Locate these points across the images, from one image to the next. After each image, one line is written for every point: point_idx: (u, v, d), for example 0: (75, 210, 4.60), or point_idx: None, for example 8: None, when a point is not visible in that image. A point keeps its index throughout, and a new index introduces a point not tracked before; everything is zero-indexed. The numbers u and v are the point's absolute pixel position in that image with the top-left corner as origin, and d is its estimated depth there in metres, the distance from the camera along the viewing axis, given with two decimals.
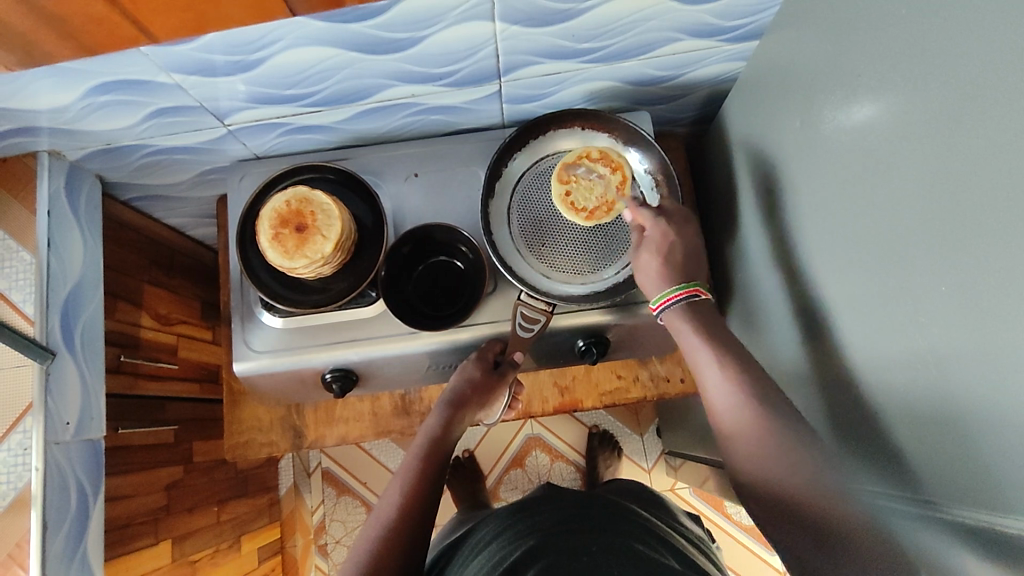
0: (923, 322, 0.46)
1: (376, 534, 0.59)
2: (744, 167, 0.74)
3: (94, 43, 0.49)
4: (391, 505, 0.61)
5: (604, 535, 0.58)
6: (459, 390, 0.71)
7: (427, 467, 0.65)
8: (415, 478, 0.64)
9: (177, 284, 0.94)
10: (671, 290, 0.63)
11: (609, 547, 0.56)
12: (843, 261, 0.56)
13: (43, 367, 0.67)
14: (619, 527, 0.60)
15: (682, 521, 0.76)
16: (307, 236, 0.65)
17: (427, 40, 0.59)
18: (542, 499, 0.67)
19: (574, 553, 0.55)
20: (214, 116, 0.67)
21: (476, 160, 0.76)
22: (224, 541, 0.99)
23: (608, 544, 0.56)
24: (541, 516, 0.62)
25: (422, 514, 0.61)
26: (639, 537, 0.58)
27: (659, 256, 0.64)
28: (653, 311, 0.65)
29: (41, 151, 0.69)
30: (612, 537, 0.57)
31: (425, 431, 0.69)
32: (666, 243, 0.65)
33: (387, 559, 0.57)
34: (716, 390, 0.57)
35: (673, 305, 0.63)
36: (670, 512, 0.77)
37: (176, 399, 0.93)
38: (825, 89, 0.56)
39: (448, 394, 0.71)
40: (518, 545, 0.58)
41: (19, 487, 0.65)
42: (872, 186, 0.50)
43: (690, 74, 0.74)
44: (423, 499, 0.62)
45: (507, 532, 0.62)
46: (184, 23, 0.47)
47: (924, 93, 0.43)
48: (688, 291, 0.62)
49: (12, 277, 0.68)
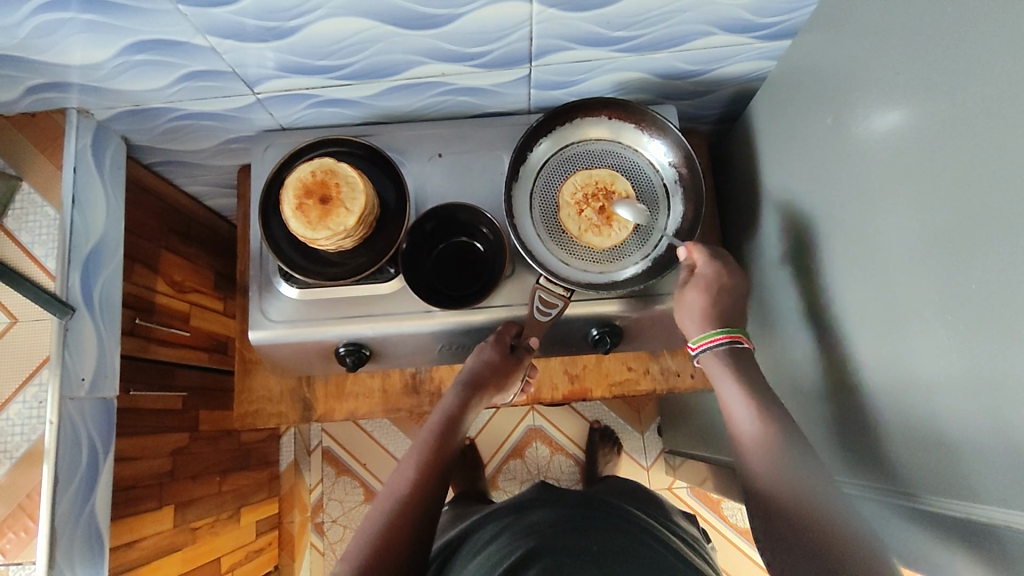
0: (942, 323, 0.46)
1: (386, 507, 0.60)
2: (768, 166, 0.74)
3: None
4: (403, 482, 0.62)
5: (604, 538, 0.59)
6: (476, 370, 0.71)
7: (442, 448, 0.66)
8: (430, 455, 0.64)
9: (193, 252, 0.95)
10: (717, 332, 0.65)
11: (607, 549, 0.56)
12: (864, 262, 0.56)
13: (61, 322, 0.67)
14: (612, 528, 0.61)
15: (677, 519, 0.76)
16: (331, 209, 0.66)
17: (463, 18, 0.59)
18: (542, 499, 0.68)
19: (574, 554, 0.55)
20: (245, 83, 0.67)
21: (501, 144, 0.77)
22: (224, 511, 0.99)
23: (604, 547, 0.57)
24: (544, 515, 0.63)
25: (433, 491, 0.62)
26: (638, 539, 0.60)
27: (706, 295, 0.66)
28: (692, 350, 0.67)
29: (70, 108, 0.69)
30: (613, 541, 0.58)
31: (441, 411, 0.70)
32: (715, 285, 0.67)
33: (397, 531, 0.57)
34: (743, 421, 0.60)
35: (713, 347, 0.65)
36: (664, 511, 0.76)
37: (186, 366, 0.93)
38: (857, 90, 0.56)
39: (465, 375, 0.71)
40: (520, 543, 0.58)
41: (32, 439, 0.65)
42: (897, 186, 0.51)
43: (719, 71, 0.74)
44: (436, 476, 0.63)
45: (506, 532, 0.63)
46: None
47: (958, 95, 0.44)
48: (733, 337, 0.65)
49: (35, 231, 0.69)
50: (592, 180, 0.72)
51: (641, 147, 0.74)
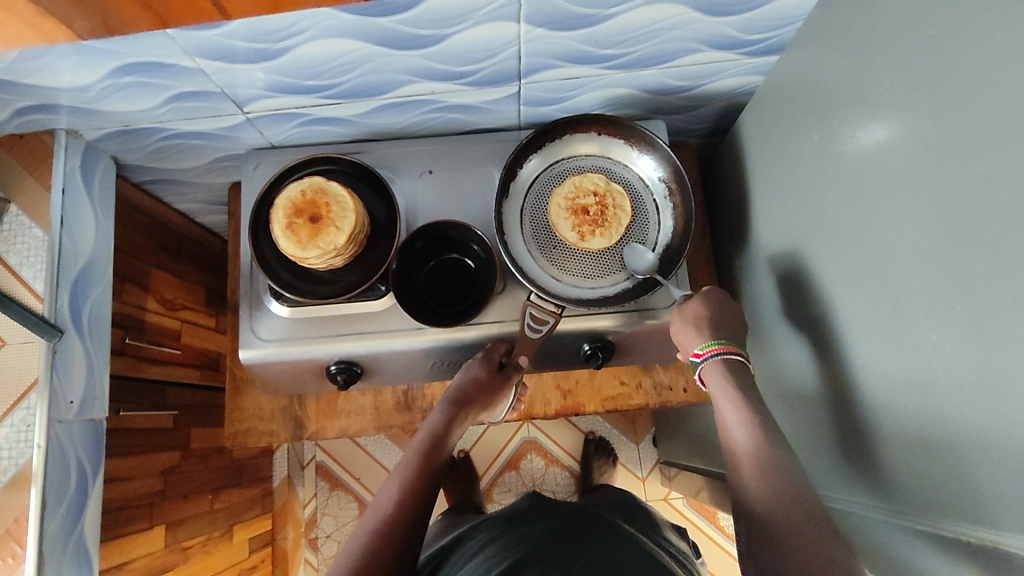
0: (932, 339, 0.47)
1: (370, 526, 0.59)
2: (757, 180, 0.75)
3: (153, 18, 0.47)
4: (389, 500, 0.61)
5: (592, 551, 0.58)
6: (463, 387, 0.70)
7: (427, 465, 0.65)
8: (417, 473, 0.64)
9: (184, 269, 0.94)
10: (705, 345, 0.66)
11: (596, 563, 0.56)
12: (853, 277, 0.57)
13: (50, 344, 0.67)
14: (602, 540, 0.61)
15: (665, 531, 0.76)
16: (321, 227, 0.66)
17: (452, 38, 0.59)
18: (533, 509, 0.68)
19: (563, 567, 0.55)
20: (235, 102, 0.67)
21: (491, 160, 0.77)
22: (216, 529, 0.98)
23: (592, 558, 0.57)
24: (532, 525, 0.63)
25: (418, 510, 0.61)
26: (624, 549, 0.60)
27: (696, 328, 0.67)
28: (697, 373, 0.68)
29: (58, 130, 0.69)
30: (602, 554, 0.58)
31: (427, 428, 0.69)
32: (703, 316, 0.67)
33: (379, 552, 0.57)
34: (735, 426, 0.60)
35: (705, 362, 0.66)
36: (653, 524, 0.75)
37: (177, 384, 0.93)
38: (844, 106, 0.56)
39: (452, 392, 0.71)
40: (509, 554, 0.58)
41: (20, 463, 0.64)
42: (885, 203, 0.51)
43: (707, 86, 0.74)
44: (421, 495, 0.63)
45: (496, 543, 0.62)
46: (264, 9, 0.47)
47: (943, 114, 0.44)
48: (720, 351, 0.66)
49: (23, 253, 0.68)
50: (612, 216, 0.70)
51: (631, 163, 0.74)
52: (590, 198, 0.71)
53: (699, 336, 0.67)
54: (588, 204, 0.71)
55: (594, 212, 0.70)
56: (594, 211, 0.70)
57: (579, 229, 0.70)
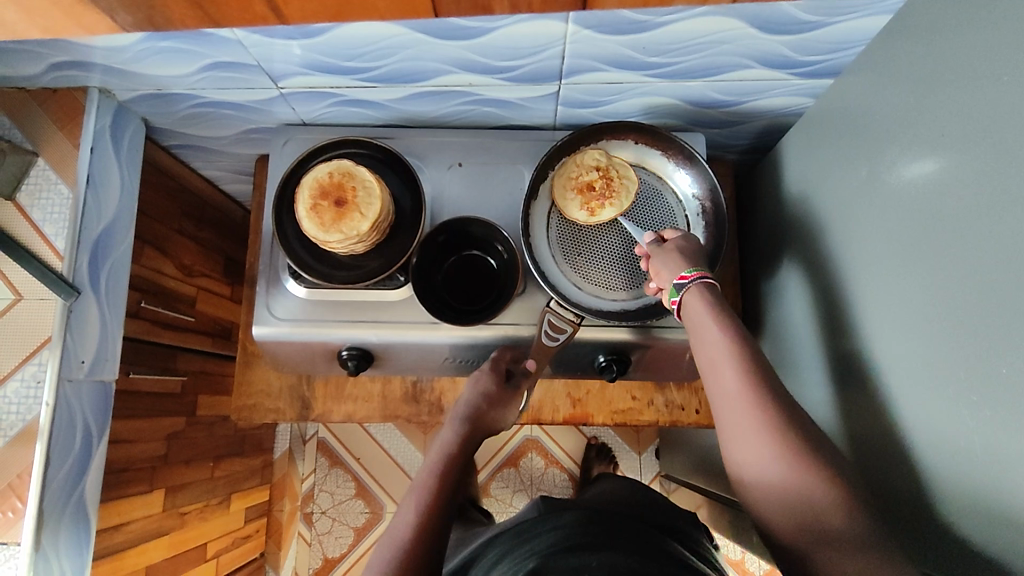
0: (965, 396, 0.45)
1: (388, 546, 0.54)
2: (795, 205, 0.72)
3: (203, 15, 0.47)
4: (409, 518, 0.56)
5: (611, 553, 0.54)
6: (474, 403, 0.67)
7: (446, 479, 0.60)
8: (434, 485, 0.59)
9: (205, 237, 0.94)
10: (688, 270, 0.60)
11: (610, 565, 0.52)
12: (885, 319, 0.55)
13: (65, 303, 0.67)
14: (624, 543, 0.56)
15: (705, 545, 0.71)
16: (345, 212, 0.65)
17: (495, 32, 0.57)
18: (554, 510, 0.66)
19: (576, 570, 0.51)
20: (270, 77, 0.66)
21: (523, 159, 0.75)
22: (215, 496, 0.99)
23: (610, 563, 0.52)
24: (539, 538, 0.59)
25: (441, 524, 0.56)
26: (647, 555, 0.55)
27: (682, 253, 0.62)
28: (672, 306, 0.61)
29: (91, 87, 0.68)
30: (619, 556, 0.53)
31: (439, 447, 0.65)
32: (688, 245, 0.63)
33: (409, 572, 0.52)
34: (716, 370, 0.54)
35: (685, 287, 0.59)
36: (693, 535, 0.70)
37: (188, 351, 0.93)
38: (896, 140, 0.54)
39: (463, 409, 0.67)
40: (523, 568, 0.55)
41: (27, 419, 0.65)
42: (929, 247, 0.49)
43: (753, 103, 0.72)
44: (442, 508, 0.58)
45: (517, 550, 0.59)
46: (323, 8, 0.46)
47: (1004, 164, 0.42)
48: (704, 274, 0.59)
49: (47, 209, 0.68)
50: (620, 186, 0.67)
51: (665, 175, 0.72)
52: (594, 171, 0.67)
53: (682, 262, 0.61)
54: (593, 179, 0.67)
55: (600, 186, 0.67)
56: (600, 185, 0.67)
57: (589, 206, 0.67)
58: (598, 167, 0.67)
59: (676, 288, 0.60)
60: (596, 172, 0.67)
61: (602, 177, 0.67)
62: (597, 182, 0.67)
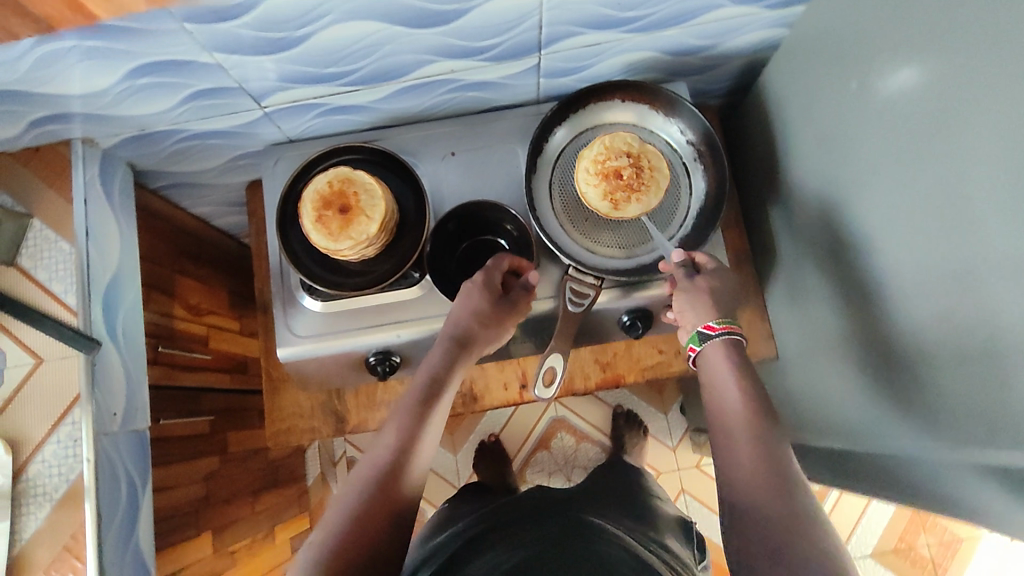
0: (984, 280, 0.46)
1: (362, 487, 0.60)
2: (784, 135, 0.74)
3: None
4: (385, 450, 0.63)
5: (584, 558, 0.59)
6: (464, 326, 0.66)
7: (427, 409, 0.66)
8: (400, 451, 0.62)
9: (206, 274, 0.93)
10: (716, 322, 0.63)
11: None
12: (893, 226, 0.56)
13: (88, 358, 0.65)
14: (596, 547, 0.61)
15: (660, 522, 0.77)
16: (351, 218, 0.65)
17: (471, 13, 0.58)
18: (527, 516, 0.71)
19: None
20: (252, 97, 0.66)
21: (514, 137, 0.75)
22: (260, 530, 0.99)
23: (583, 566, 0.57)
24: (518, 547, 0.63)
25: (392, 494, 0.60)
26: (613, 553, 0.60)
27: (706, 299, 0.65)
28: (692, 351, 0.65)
29: (74, 139, 0.68)
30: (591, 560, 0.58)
31: (422, 378, 0.67)
32: (714, 287, 0.66)
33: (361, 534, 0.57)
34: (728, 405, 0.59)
35: (714, 338, 0.63)
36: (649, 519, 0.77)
37: (210, 390, 0.92)
38: (875, 51, 0.55)
39: (453, 328, 0.67)
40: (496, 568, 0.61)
41: (71, 479, 0.63)
42: (925, 147, 0.50)
43: (727, 44, 0.73)
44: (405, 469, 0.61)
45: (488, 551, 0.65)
46: None
47: (988, 49, 0.43)
48: (732, 327, 0.63)
49: (51, 267, 0.66)
50: (649, 178, 0.67)
51: (655, 128, 0.73)
52: (622, 161, 0.67)
53: (710, 312, 0.64)
54: (621, 170, 0.67)
55: (630, 177, 0.67)
56: (629, 176, 0.67)
57: (619, 199, 0.67)
58: (626, 157, 0.67)
59: (702, 337, 0.63)
60: (624, 163, 0.67)
61: (632, 168, 0.67)
62: (627, 173, 0.67)
